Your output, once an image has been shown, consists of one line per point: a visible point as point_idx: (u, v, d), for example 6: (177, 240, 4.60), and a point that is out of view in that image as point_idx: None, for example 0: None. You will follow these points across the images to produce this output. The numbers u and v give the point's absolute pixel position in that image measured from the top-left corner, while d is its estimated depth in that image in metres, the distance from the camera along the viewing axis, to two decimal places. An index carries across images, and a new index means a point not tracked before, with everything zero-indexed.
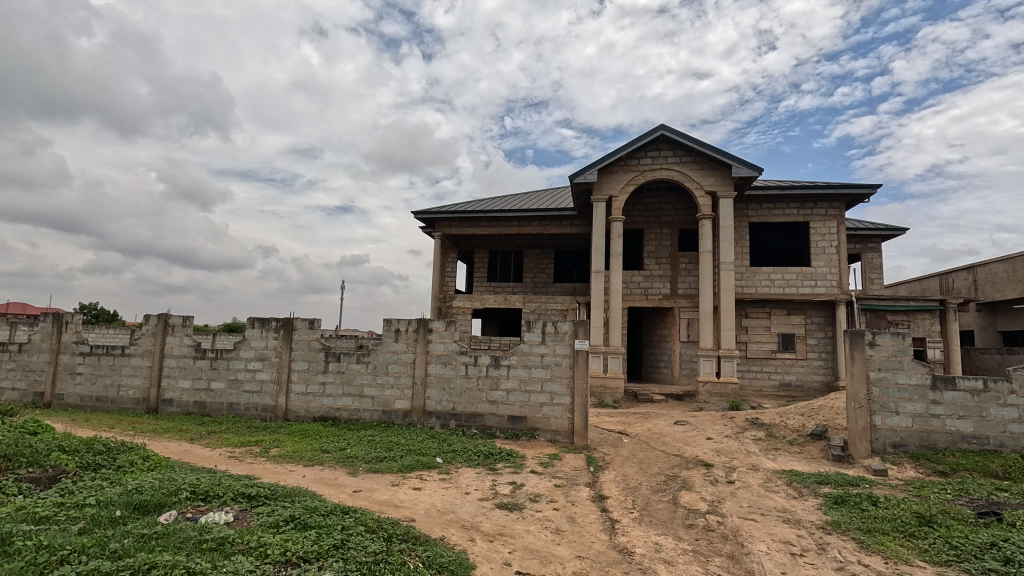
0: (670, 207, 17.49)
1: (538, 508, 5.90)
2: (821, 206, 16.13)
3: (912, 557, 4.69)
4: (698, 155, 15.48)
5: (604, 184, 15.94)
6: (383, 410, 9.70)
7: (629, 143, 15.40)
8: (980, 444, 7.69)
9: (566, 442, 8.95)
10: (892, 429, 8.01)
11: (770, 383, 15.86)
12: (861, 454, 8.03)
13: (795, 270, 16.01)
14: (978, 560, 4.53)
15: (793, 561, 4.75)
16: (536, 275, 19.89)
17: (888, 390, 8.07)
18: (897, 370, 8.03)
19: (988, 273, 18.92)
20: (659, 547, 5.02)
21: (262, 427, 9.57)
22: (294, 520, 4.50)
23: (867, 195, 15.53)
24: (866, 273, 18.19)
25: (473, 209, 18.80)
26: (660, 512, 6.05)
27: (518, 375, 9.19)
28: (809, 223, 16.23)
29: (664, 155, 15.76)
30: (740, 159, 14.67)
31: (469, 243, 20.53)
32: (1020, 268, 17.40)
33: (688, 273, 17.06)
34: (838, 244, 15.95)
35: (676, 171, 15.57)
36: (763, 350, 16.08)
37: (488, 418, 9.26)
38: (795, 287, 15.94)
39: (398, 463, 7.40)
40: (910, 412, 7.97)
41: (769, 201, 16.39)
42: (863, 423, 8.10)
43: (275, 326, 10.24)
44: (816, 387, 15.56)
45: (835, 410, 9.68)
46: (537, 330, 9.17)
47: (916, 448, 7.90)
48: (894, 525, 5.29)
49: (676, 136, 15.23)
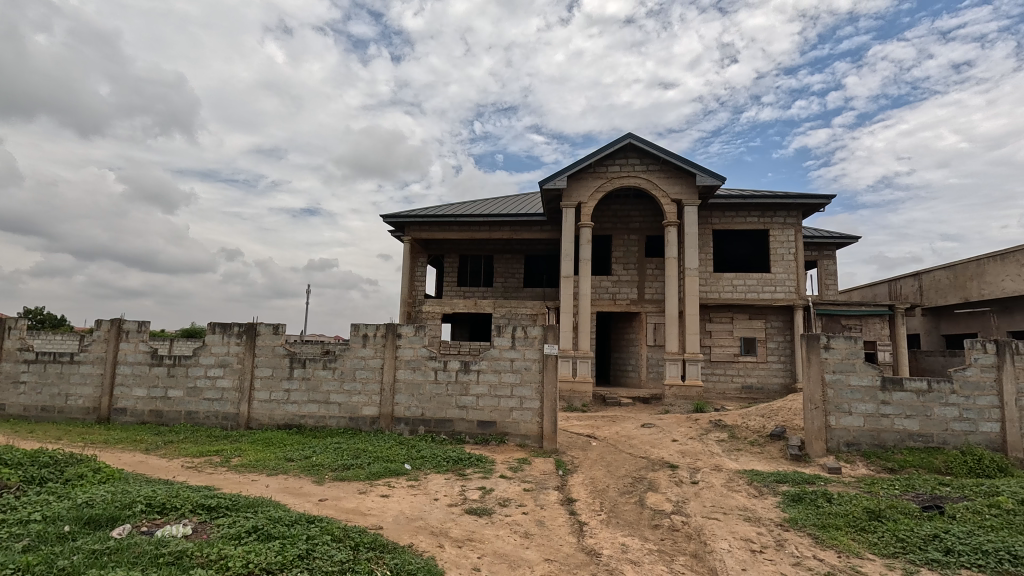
0: (637, 213, 17.86)
1: (507, 513, 5.91)
2: (780, 214, 16.76)
3: (863, 550, 4.93)
4: (664, 163, 15.87)
5: (574, 191, 16.15)
6: (350, 417, 9.54)
7: (599, 150, 15.67)
8: (925, 442, 8.14)
9: (535, 446, 9.01)
10: (845, 429, 8.39)
11: (732, 386, 16.33)
12: (817, 453, 8.38)
13: (756, 276, 16.58)
14: (922, 551, 4.79)
15: (752, 557, 4.90)
16: (506, 279, 19.92)
17: (841, 391, 8.45)
18: (849, 372, 8.42)
19: (932, 280, 19.99)
20: (625, 547, 5.12)
21: (222, 436, 9.26)
22: (257, 530, 4.38)
23: (822, 205, 16.23)
24: (821, 279, 19.01)
25: (443, 212, 18.73)
26: (627, 513, 6.17)
27: (488, 379, 9.19)
28: (769, 231, 16.82)
29: (631, 163, 16.09)
30: (704, 168, 15.17)
31: (439, 247, 20.43)
32: (960, 276, 18.45)
33: (654, 278, 17.43)
34: (796, 251, 16.61)
35: (643, 179, 15.92)
36: (726, 353, 16.56)
37: (458, 423, 9.22)
38: (755, 292, 16.51)
39: (365, 470, 7.29)
40: (861, 412, 8.36)
41: (732, 209, 16.93)
42: (819, 423, 8.44)
43: (238, 331, 9.95)
44: (776, 389, 16.13)
45: (792, 411, 10.07)
46: (507, 335, 9.21)
47: (867, 446, 8.29)
48: (847, 520, 5.55)
49: (644, 145, 15.57)
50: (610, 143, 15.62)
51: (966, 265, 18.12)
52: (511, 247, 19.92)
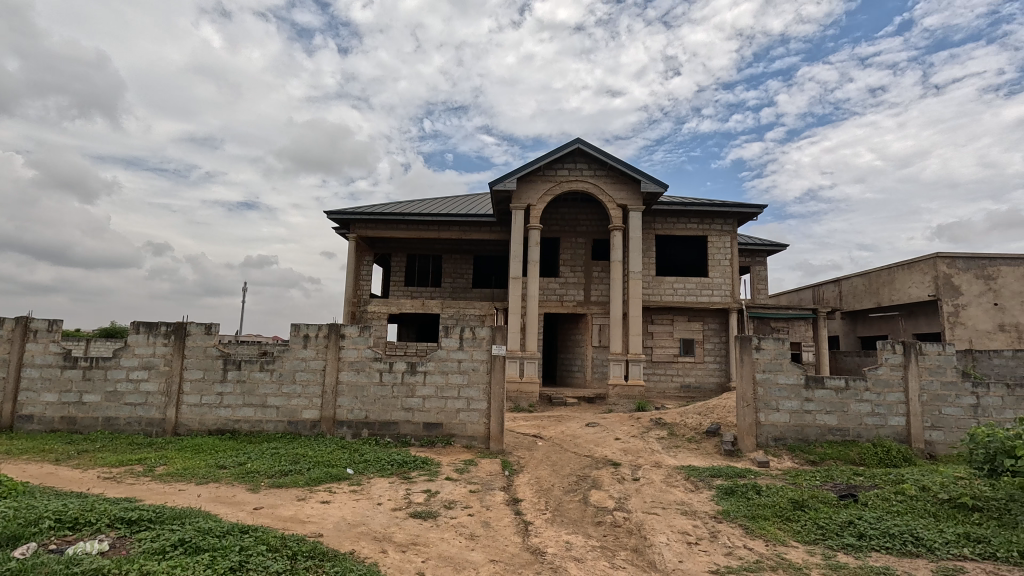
0: (585, 217, 18.25)
1: (452, 515, 5.86)
2: (718, 221, 17.62)
3: (787, 538, 5.27)
4: (610, 169, 16.30)
5: (523, 193, 16.28)
6: (288, 421, 9.15)
7: (548, 153, 15.89)
8: (842, 436, 8.81)
9: (482, 447, 8.99)
10: (773, 425, 8.93)
11: (672, 385, 17.00)
12: (748, 448, 8.88)
13: (694, 280, 17.35)
14: (839, 536, 5.19)
15: (689, 549, 5.12)
16: (454, 280, 19.78)
17: (770, 389, 8.99)
18: (778, 371, 8.98)
19: (850, 286, 21.67)
20: (569, 545, 5.21)
21: (145, 444, 8.63)
22: (183, 543, 4.11)
23: (755, 214, 17.21)
24: (754, 284, 20.17)
25: (390, 211, 18.36)
26: (571, 511, 6.28)
27: (434, 381, 9.09)
28: (707, 237, 17.65)
29: (579, 167, 16.42)
30: (648, 176, 15.71)
31: (386, 246, 20.00)
32: (873, 282, 20.11)
33: (600, 281, 17.87)
34: (731, 257, 17.52)
35: (590, 184, 16.29)
36: (667, 354, 17.22)
37: (403, 426, 9.06)
38: (694, 295, 17.27)
39: (304, 476, 7.01)
40: (787, 409, 8.93)
41: (673, 216, 17.63)
42: (750, 420, 8.94)
43: (165, 331, 9.30)
44: (712, 388, 16.94)
45: (726, 408, 10.62)
46: (455, 336, 9.15)
47: (792, 440, 8.87)
48: (773, 511, 5.92)
49: (591, 150, 15.94)
50: (559, 147, 15.88)
51: (879, 272, 19.77)
52: (460, 247, 19.80)
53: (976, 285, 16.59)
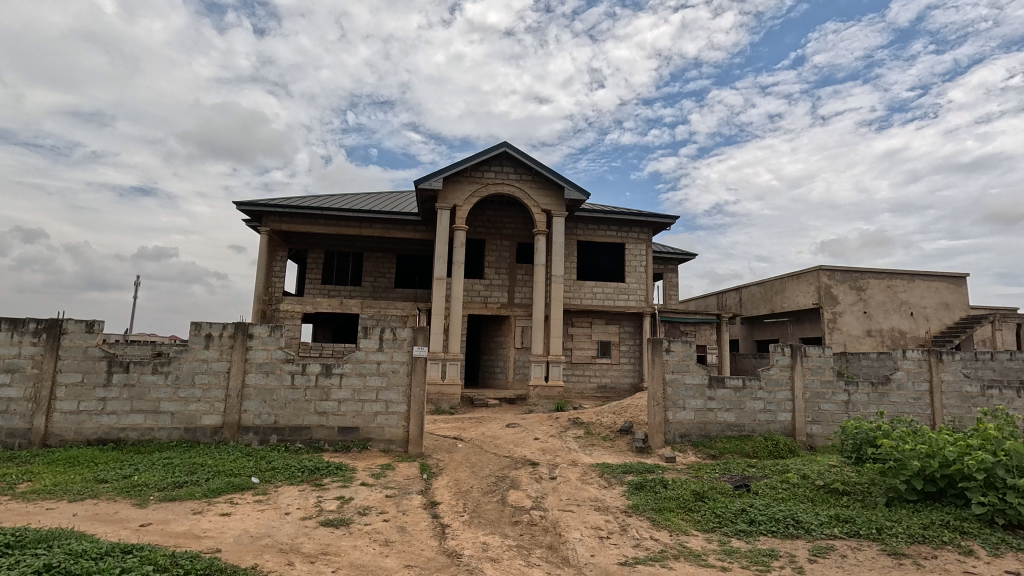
0: (510, 220, 18.45)
1: (366, 522, 5.67)
2: (635, 230, 18.55)
3: (689, 528, 5.65)
4: (536, 174, 16.62)
5: (449, 193, 16.15)
6: (185, 428, 8.39)
7: (475, 155, 15.90)
8: (739, 431, 9.59)
9: (400, 451, 8.78)
10: (680, 422, 9.54)
11: (590, 386, 17.63)
12: (657, 445, 9.42)
13: (612, 285, 18.13)
14: (733, 523, 5.64)
15: (600, 543, 5.33)
16: (375, 279, 19.19)
17: (678, 388, 9.59)
18: (685, 371, 9.61)
19: (748, 294, 23.68)
20: (486, 546, 5.23)
21: (5, 458, 7.53)
22: (49, 570, 3.62)
23: (668, 224, 18.32)
24: (666, 290, 21.44)
25: (308, 204, 17.46)
26: (489, 512, 6.30)
27: (351, 383, 8.75)
28: (625, 244, 18.51)
29: (506, 171, 16.58)
30: (571, 183, 16.20)
31: (302, 241, 19.01)
32: (768, 291, 22.12)
33: (524, 283, 18.14)
34: (647, 264, 18.51)
35: (516, 187, 16.50)
36: (585, 355, 17.84)
37: (316, 431, 8.63)
38: (612, 299, 18.05)
39: (202, 488, 6.45)
40: (693, 407, 9.58)
41: (594, 222, 18.33)
42: (660, 418, 9.49)
43: (34, 329, 8.18)
44: (626, 388, 17.77)
45: (639, 407, 11.19)
46: (374, 336, 8.87)
47: (696, 436, 9.52)
48: (677, 502, 6.32)
49: (518, 155, 16.16)
50: (486, 149, 15.94)
51: (773, 282, 21.78)
52: (382, 246, 19.26)
53: (851, 295, 18.78)
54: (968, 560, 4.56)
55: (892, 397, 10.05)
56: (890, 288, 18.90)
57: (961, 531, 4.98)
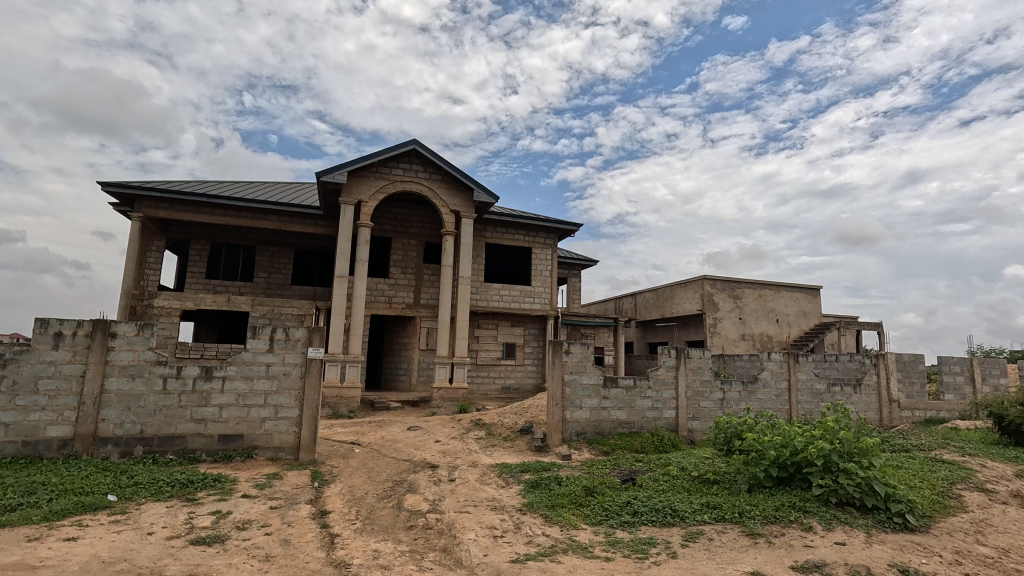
0: (418, 219, 18.12)
1: (245, 537, 5.27)
2: (541, 235, 19.09)
3: (579, 522, 5.93)
4: (445, 174, 16.50)
5: (354, 187, 15.52)
6: (24, 441, 7.22)
7: (383, 150, 15.43)
8: (629, 428, 10.24)
9: (290, 459, 8.26)
10: (576, 421, 9.97)
11: (494, 387, 17.83)
12: (555, 443, 9.77)
13: (518, 288, 18.50)
14: (618, 515, 6.02)
15: (494, 542, 5.41)
16: (269, 275, 17.87)
17: (576, 389, 10.02)
18: (582, 372, 10.06)
19: (643, 299, 25.37)
20: (377, 553, 5.09)
21: None
22: None
23: (572, 231, 19.09)
24: (569, 294, 22.31)
25: (191, 190, 15.85)
26: (383, 518, 6.14)
27: (235, 387, 8.07)
28: (531, 249, 18.98)
29: (414, 169, 16.27)
30: (481, 185, 16.30)
31: (184, 230, 17.21)
32: (660, 297, 23.86)
33: (430, 284, 17.91)
34: (551, 268, 19.13)
35: (425, 186, 16.26)
36: (490, 357, 18.01)
37: (192, 440, 7.84)
38: (517, 302, 18.42)
39: (42, 510, 5.59)
40: (588, 406, 10.06)
41: (503, 226, 18.60)
42: (558, 417, 9.86)
43: None
44: (528, 389, 18.20)
45: (539, 407, 11.53)
46: (264, 337, 8.27)
47: (591, 434, 10.01)
48: (569, 498, 6.60)
49: (427, 153, 15.94)
50: (394, 145, 15.54)
51: (664, 289, 23.52)
52: (278, 239, 18.01)
53: (729, 303, 20.83)
54: (808, 535, 5.26)
55: (758, 394, 11.29)
56: (761, 297, 21.24)
57: (804, 510, 5.73)
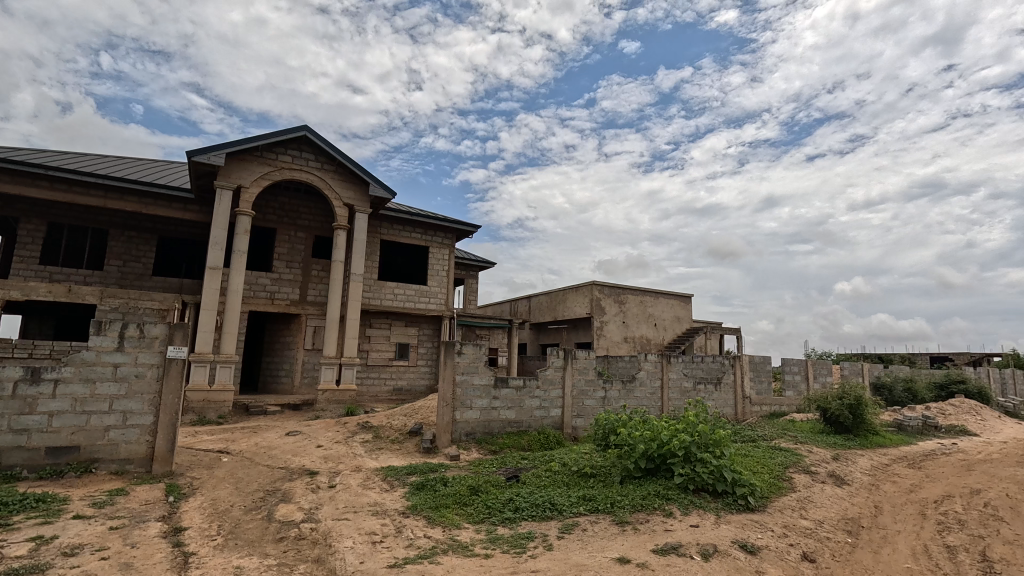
0: (307, 210, 17.04)
1: (75, 564, 4.56)
2: (439, 235, 18.92)
3: (461, 521, 5.96)
4: (339, 165, 15.72)
5: (233, 171, 14.19)
6: None
7: (269, 134, 14.31)
8: (518, 427, 10.51)
9: (140, 472, 7.30)
10: (466, 421, 10.02)
11: (384, 388, 17.29)
12: (443, 444, 9.72)
13: (414, 287, 18.15)
14: (500, 512, 6.15)
15: (372, 548, 5.24)
16: (125, 263, 15.68)
17: (466, 389, 10.06)
18: (473, 373, 10.12)
19: (537, 302, 26.20)
20: (239, 570, 4.68)
21: None
22: None
23: (470, 232, 19.17)
24: (466, 295, 22.36)
25: (22, 160, 13.42)
26: (250, 532, 5.66)
27: (71, 392, 6.97)
28: (428, 248, 18.73)
29: (304, 157, 15.29)
30: (377, 180, 15.76)
31: (11, 206, 14.51)
32: (553, 300, 24.82)
33: (318, 280, 16.92)
34: (448, 269, 19.04)
35: (315, 176, 15.34)
36: (382, 357, 17.44)
37: (9, 455, 6.62)
38: (412, 302, 18.06)
39: None
40: (479, 406, 10.15)
41: (399, 223, 18.15)
42: (447, 417, 9.83)
43: None
44: (421, 391, 17.91)
45: (429, 408, 11.41)
46: (112, 333, 7.24)
47: (480, 434, 10.11)
48: (454, 498, 6.61)
49: (320, 142, 15.08)
50: (282, 130, 14.48)
51: (557, 292, 24.51)
52: (138, 223, 15.86)
53: (614, 307, 22.27)
54: (668, 519, 5.79)
55: (635, 393, 12.20)
56: (642, 302, 22.99)
57: (666, 498, 6.29)
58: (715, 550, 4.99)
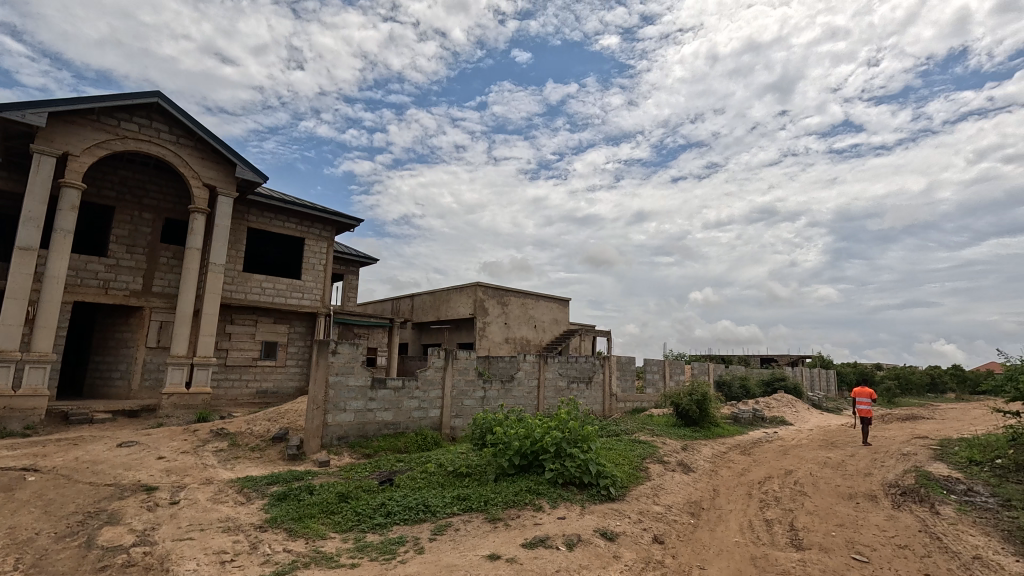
0: (156, 188, 14.92)
1: None
2: (316, 226, 17.72)
3: (326, 531, 5.61)
4: (199, 141, 14.01)
5: (57, 135, 11.94)
6: None
7: (109, 96, 12.28)
8: (394, 429, 10.20)
9: None
10: (338, 425, 9.47)
11: (246, 391, 15.71)
12: (312, 450, 9.10)
13: (285, 281, 16.77)
14: (370, 518, 5.91)
15: (220, 569, 4.70)
16: None
17: (340, 391, 9.52)
18: (348, 373, 9.61)
19: (420, 301, 25.75)
20: None
21: None
22: None
23: (351, 226, 18.24)
24: (344, 291, 21.22)
25: None
26: (59, 565, 4.76)
27: None
28: (304, 240, 17.44)
29: (155, 127, 13.38)
30: (245, 162, 14.31)
31: None
32: (436, 299, 24.58)
33: (168, 269, 14.87)
34: (325, 263, 17.90)
35: (169, 151, 13.50)
36: (244, 357, 15.83)
37: None
38: (282, 297, 16.67)
39: None
40: (353, 409, 9.66)
41: (271, 211, 16.67)
42: (317, 421, 9.22)
43: None
44: (289, 393, 16.58)
45: (297, 412, 10.61)
46: None
47: (353, 437, 9.63)
48: (319, 507, 6.20)
49: (176, 112, 13.30)
50: (127, 93, 12.53)
51: (441, 292, 24.32)
52: None
53: (497, 308, 22.68)
54: (538, 513, 6.01)
55: (513, 392, 12.53)
56: (523, 304, 23.72)
57: (537, 493, 6.53)
58: (579, 540, 5.29)
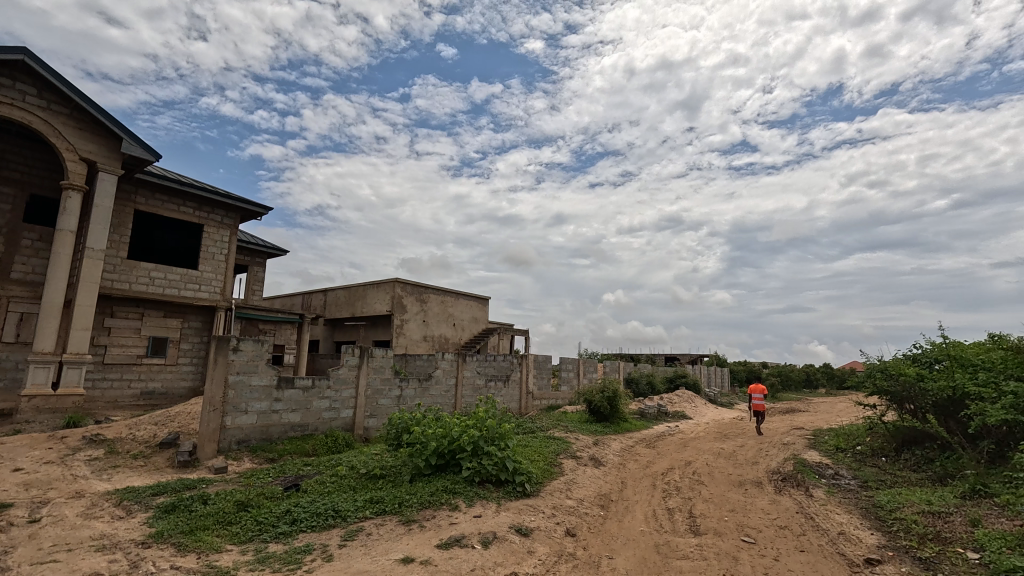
0: (20, 160, 12.94)
1: None
2: (218, 213, 16.30)
3: (222, 543, 5.16)
4: (76, 109, 12.36)
5: None
6: None
7: None
8: (302, 431, 9.63)
9: None
10: (238, 428, 8.78)
11: (128, 393, 14.07)
12: (206, 456, 8.35)
13: (179, 271, 15.25)
14: (273, 527, 5.53)
15: None
16: None
17: (241, 391, 8.83)
18: (251, 372, 8.93)
19: (334, 297, 24.59)
20: None
21: None
22: None
23: (259, 214, 16.99)
24: (249, 284, 19.73)
25: None
26: None
27: None
28: (202, 227, 15.97)
29: (19, 88, 11.63)
30: (134, 136, 12.81)
31: None
32: (351, 295, 23.60)
33: (32, 253, 12.95)
34: (227, 253, 16.52)
35: (36, 117, 11.78)
36: (127, 354, 14.17)
37: None
38: (175, 288, 15.14)
39: None
40: (256, 410, 9.00)
41: (163, 193, 15.09)
42: (214, 424, 8.50)
43: None
44: (180, 394, 15.06)
45: (190, 415, 9.69)
46: None
47: (255, 441, 8.97)
48: (214, 518, 5.69)
49: (46, 73, 11.64)
50: None
51: (357, 287, 23.38)
52: None
53: (415, 305, 22.22)
54: (454, 513, 5.96)
55: (431, 391, 12.34)
56: (443, 302, 23.44)
57: (453, 492, 6.47)
58: (494, 538, 5.31)
